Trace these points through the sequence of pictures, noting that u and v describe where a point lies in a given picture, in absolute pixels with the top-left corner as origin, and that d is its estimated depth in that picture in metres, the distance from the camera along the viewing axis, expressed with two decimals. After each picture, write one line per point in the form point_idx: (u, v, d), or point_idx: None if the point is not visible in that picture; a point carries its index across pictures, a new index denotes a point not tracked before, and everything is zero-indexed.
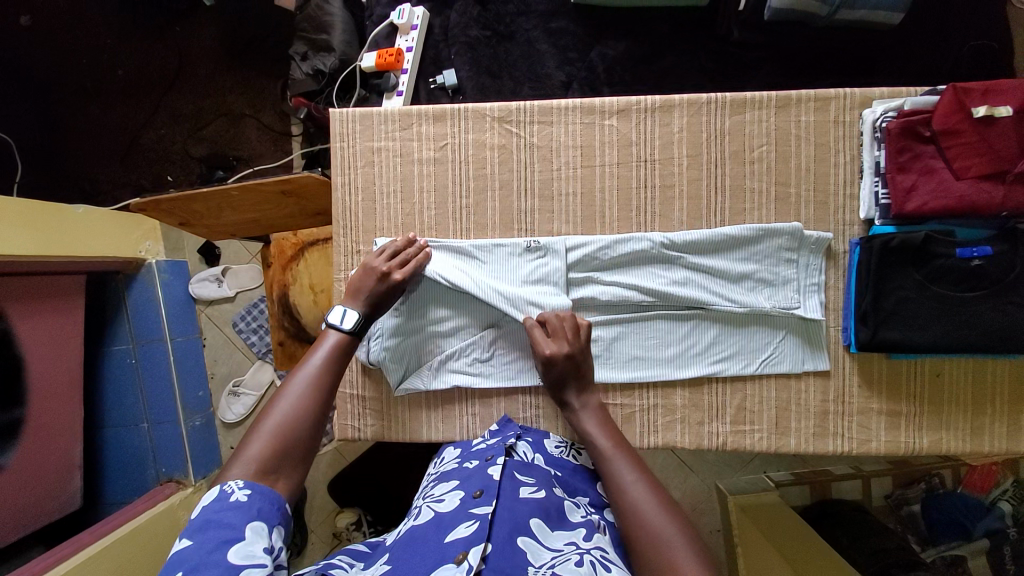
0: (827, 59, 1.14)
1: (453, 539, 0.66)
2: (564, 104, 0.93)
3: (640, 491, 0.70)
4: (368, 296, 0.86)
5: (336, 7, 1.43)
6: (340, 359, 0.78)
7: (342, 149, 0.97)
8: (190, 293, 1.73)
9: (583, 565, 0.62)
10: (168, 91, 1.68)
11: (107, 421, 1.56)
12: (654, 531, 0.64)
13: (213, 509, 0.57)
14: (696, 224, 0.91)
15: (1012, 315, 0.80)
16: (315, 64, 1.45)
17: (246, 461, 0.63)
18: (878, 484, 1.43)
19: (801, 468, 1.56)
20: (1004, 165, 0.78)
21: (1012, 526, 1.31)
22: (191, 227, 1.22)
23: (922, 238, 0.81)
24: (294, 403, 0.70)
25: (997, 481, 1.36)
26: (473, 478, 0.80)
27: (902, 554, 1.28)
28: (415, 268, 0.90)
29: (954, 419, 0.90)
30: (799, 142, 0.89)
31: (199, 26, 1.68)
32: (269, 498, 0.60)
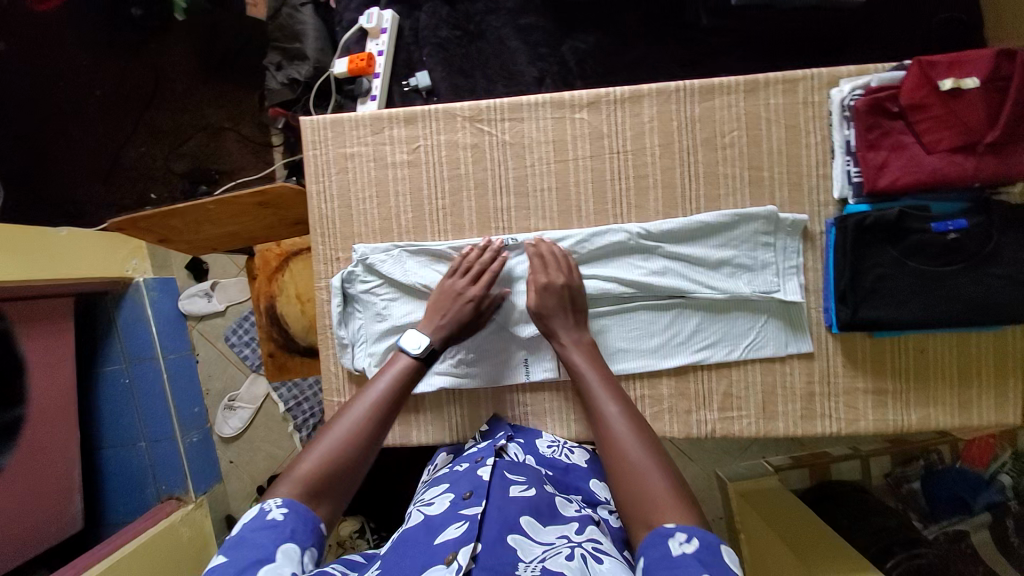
0: (796, 41, 1.14)
1: (442, 541, 0.67)
2: (534, 99, 0.92)
3: (621, 424, 0.73)
4: (448, 319, 0.88)
5: (307, 17, 1.44)
6: (401, 388, 0.82)
7: (315, 157, 0.97)
8: (181, 310, 1.73)
9: (573, 560, 0.63)
10: (147, 109, 1.68)
11: (104, 442, 1.56)
12: (632, 462, 0.68)
13: (250, 526, 0.62)
14: (672, 213, 0.91)
15: (990, 286, 0.81)
16: (290, 73, 1.45)
17: (293, 479, 0.67)
18: (877, 463, 1.46)
19: (799, 451, 1.58)
20: (974, 137, 0.79)
21: (1013, 498, 1.32)
22: (171, 244, 1.20)
23: (896, 215, 0.81)
24: (348, 427, 0.74)
25: (996, 454, 1.37)
26: (462, 481, 0.80)
27: (903, 532, 1.26)
28: (490, 280, 0.89)
29: (941, 394, 0.90)
30: (770, 125, 0.89)
31: (173, 42, 1.67)
32: (303, 517, 0.65)
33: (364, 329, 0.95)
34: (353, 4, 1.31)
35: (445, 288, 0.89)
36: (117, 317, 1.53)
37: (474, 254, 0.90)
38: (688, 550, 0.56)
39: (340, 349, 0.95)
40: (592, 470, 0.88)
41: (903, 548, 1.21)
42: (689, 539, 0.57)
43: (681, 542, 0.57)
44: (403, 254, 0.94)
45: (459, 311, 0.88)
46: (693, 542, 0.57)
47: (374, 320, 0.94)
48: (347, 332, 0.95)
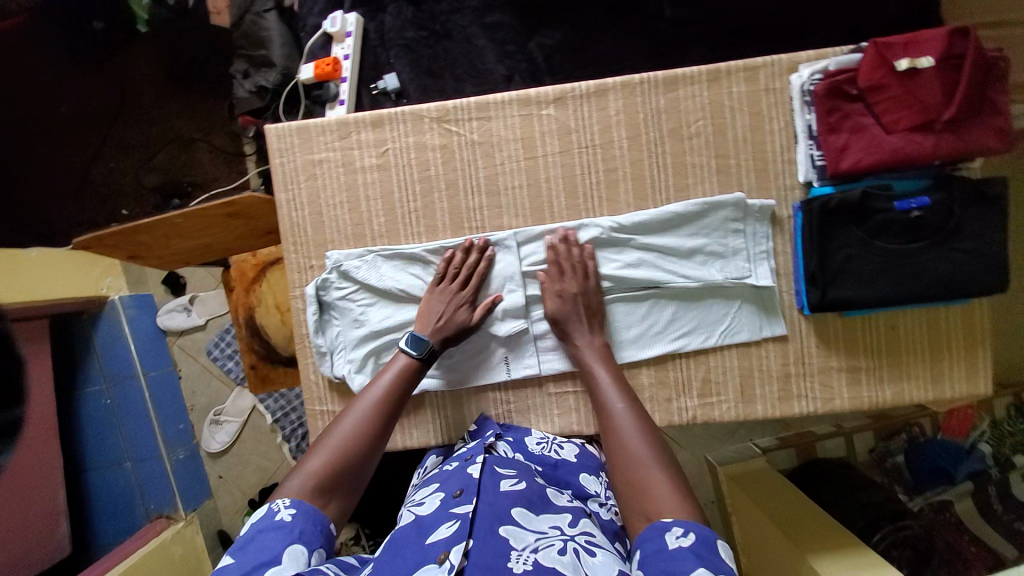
0: (759, 29, 1.15)
1: (434, 540, 0.68)
2: (500, 97, 0.92)
3: (628, 422, 0.80)
4: (441, 323, 0.89)
5: (271, 22, 1.42)
6: (404, 390, 0.85)
7: (282, 165, 0.95)
8: (159, 325, 1.68)
9: (566, 554, 0.64)
10: (114, 123, 1.64)
11: (88, 464, 1.56)
12: (636, 459, 0.75)
13: (259, 527, 0.68)
14: (643, 204, 0.91)
15: (954, 261, 0.83)
16: (258, 81, 1.43)
17: (305, 480, 0.74)
18: (861, 439, 1.48)
19: (785, 431, 1.60)
20: (932, 115, 0.80)
21: (994, 466, 1.31)
22: (142, 259, 1.17)
23: (859, 196, 0.82)
24: (353, 431, 0.80)
25: (974, 424, 1.38)
26: (452, 479, 0.81)
27: (890, 505, 1.32)
28: (479, 282, 0.91)
29: (914, 369, 0.92)
30: (734, 113, 0.90)
31: (139, 53, 1.64)
32: (311, 518, 0.70)
33: (342, 336, 0.94)
34: (315, 8, 1.30)
35: (439, 292, 0.90)
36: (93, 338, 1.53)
37: (460, 257, 0.91)
38: (685, 543, 0.62)
39: (319, 357, 0.94)
40: (582, 465, 0.89)
41: (889, 522, 1.27)
42: (685, 533, 0.63)
43: (679, 536, 0.63)
44: (377, 258, 0.93)
45: (455, 316, 0.89)
46: (690, 536, 0.63)
47: (352, 326, 0.94)
48: (326, 340, 0.95)
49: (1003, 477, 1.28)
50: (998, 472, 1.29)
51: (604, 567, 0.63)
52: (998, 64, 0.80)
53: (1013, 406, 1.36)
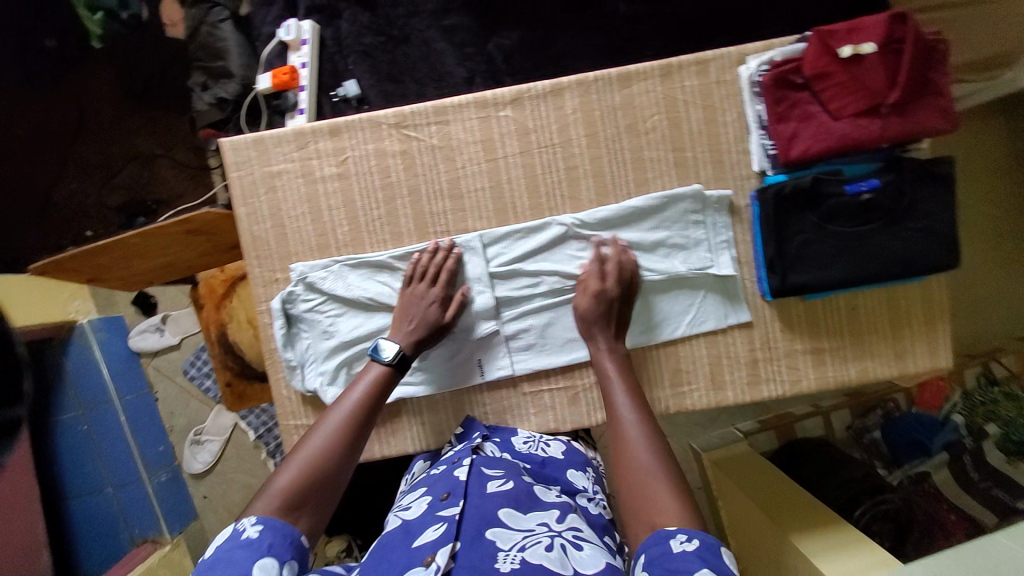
0: (711, 22, 1.17)
1: (420, 544, 0.70)
2: (458, 100, 0.92)
3: (635, 427, 0.79)
4: (413, 324, 0.88)
5: (228, 32, 1.39)
6: (377, 399, 0.84)
7: (240, 178, 0.94)
8: (131, 348, 1.63)
9: (553, 550, 0.67)
10: (74, 143, 1.60)
11: (68, 493, 1.48)
12: (641, 465, 0.74)
13: (224, 548, 0.65)
14: (605, 200, 0.92)
15: (907, 240, 0.85)
16: (217, 92, 1.41)
17: (274, 495, 0.72)
18: (838, 418, 1.55)
19: (765, 414, 1.63)
20: (877, 99, 0.82)
21: (968, 436, 1.33)
22: (104, 282, 1.14)
23: (810, 182, 0.84)
24: (325, 443, 0.78)
25: (946, 398, 1.44)
26: (439, 483, 0.82)
27: (868, 481, 1.33)
28: (449, 280, 0.90)
29: (878, 347, 0.95)
30: (688, 107, 0.92)
31: (95, 71, 1.60)
32: (280, 532, 0.68)
33: (312, 349, 0.93)
34: (269, 16, 1.29)
35: (409, 294, 0.89)
36: (63, 364, 1.50)
37: (427, 258, 0.91)
38: (689, 548, 0.63)
39: (290, 371, 0.94)
40: (569, 461, 0.94)
41: (868, 497, 1.29)
42: (689, 539, 0.64)
43: (682, 541, 0.64)
44: (343, 268, 0.92)
45: (426, 316, 0.88)
46: (694, 541, 0.64)
47: (322, 338, 0.93)
48: (295, 353, 0.94)
49: (977, 446, 1.30)
50: (971, 442, 1.31)
51: (591, 560, 0.67)
52: (937, 46, 0.83)
53: (982, 375, 1.44)
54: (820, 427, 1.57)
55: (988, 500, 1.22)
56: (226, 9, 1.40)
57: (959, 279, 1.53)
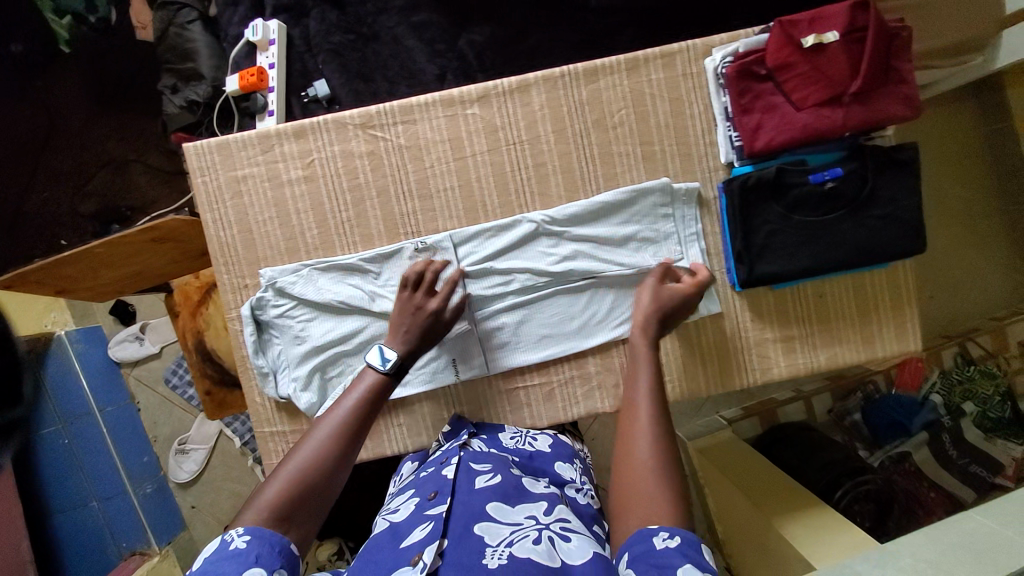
0: (682, 13, 1.17)
1: (408, 544, 0.66)
2: (424, 99, 0.91)
3: (646, 413, 0.68)
4: (408, 333, 0.81)
5: (198, 33, 1.36)
6: (377, 397, 0.74)
7: (205, 184, 0.93)
8: (110, 357, 1.61)
9: (541, 543, 0.62)
10: (42, 151, 1.55)
11: (52, 507, 1.48)
12: (640, 458, 0.65)
13: (210, 560, 0.56)
14: (574, 196, 0.92)
15: (870, 228, 0.87)
16: (188, 96, 1.36)
17: (263, 504, 0.62)
18: (819, 402, 1.55)
19: (749, 401, 1.64)
20: (838, 89, 0.83)
21: (945, 414, 1.38)
22: (71, 293, 1.11)
23: (774, 173, 0.86)
24: (317, 444, 0.67)
25: (924, 377, 1.46)
26: (428, 483, 0.80)
27: (850, 462, 1.37)
28: (449, 290, 0.85)
29: (846, 334, 0.97)
30: (655, 100, 0.91)
31: (61, 76, 1.54)
32: (270, 541, 0.59)
33: (285, 355, 0.93)
34: (235, 17, 1.25)
35: (398, 305, 0.83)
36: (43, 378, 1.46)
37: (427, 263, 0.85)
38: (671, 544, 0.57)
39: (263, 378, 0.93)
40: (556, 454, 0.90)
41: (849, 479, 1.32)
42: (672, 536, 0.57)
43: (665, 538, 0.57)
44: (313, 272, 0.92)
45: (421, 321, 0.81)
46: (676, 538, 0.57)
47: (294, 343, 0.92)
48: (268, 360, 0.94)
49: (954, 423, 1.35)
50: (949, 420, 1.36)
51: (582, 550, 0.62)
52: (898, 34, 0.84)
53: (959, 356, 1.46)
54: (802, 411, 1.56)
55: (964, 474, 1.28)
56: (194, 9, 1.36)
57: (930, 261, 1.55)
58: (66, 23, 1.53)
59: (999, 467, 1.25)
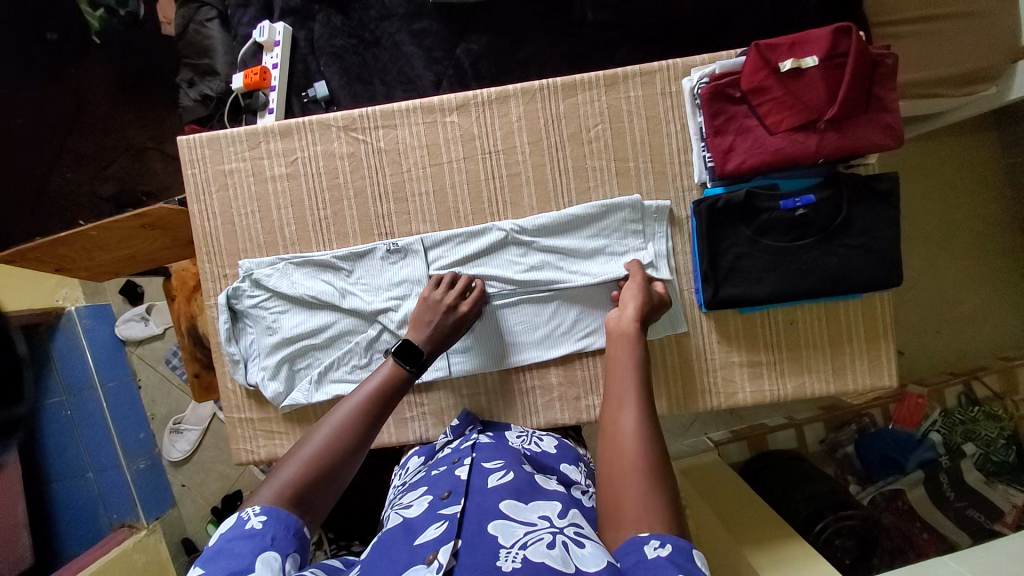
0: (686, 29, 1.13)
1: (422, 542, 0.61)
2: (404, 105, 0.94)
3: (631, 415, 0.67)
4: (433, 329, 0.85)
5: (214, 29, 1.29)
6: (392, 390, 0.76)
7: (194, 175, 0.97)
8: (118, 336, 1.67)
9: (555, 547, 0.55)
10: (68, 133, 1.56)
11: (51, 475, 1.50)
12: (627, 457, 0.62)
13: (225, 537, 0.54)
14: (546, 208, 0.94)
15: (842, 257, 0.86)
16: (202, 89, 1.30)
17: (281, 484, 0.60)
18: (812, 430, 1.46)
19: (738, 423, 1.55)
20: (814, 115, 0.82)
21: (945, 454, 1.31)
22: (67, 271, 1.17)
23: (744, 196, 0.85)
24: (333, 428, 0.68)
25: (925, 415, 1.39)
26: (440, 482, 0.76)
27: (835, 497, 1.26)
28: (477, 299, 0.89)
29: (817, 364, 0.95)
30: (632, 117, 0.93)
31: (94, 63, 1.57)
32: (286, 523, 0.57)
33: (257, 345, 0.97)
34: (245, 17, 1.24)
35: (425, 299, 0.87)
36: (49, 351, 1.51)
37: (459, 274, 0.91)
38: (662, 553, 0.54)
39: (233, 365, 0.97)
40: (562, 455, 0.86)
41: (832, 511, 1.22)
42: (662, 544, 0.55)
43: (655, 547, 0.54)
44: (289, 266, 0.95)
45: (445, 319, 0.86)
46: (667, 546, 0.54)
47: (266, 333, 0.96)
48: (240, 348, 0.97)
49: (953, 463, 1.28)
50: (948, 460, 1.29)
51: (595, 559, 0.54)
52: (884, 61, 0.81)
53: (964, 395, 1.39)
54: (794, 441, 1.46)
55: (959, 516, 1.23)
56: (214, 7, 1.29)
57: (942, 296, 1.51)
58: (100, 15, 1.45)
59: (999, 514, 1.20)
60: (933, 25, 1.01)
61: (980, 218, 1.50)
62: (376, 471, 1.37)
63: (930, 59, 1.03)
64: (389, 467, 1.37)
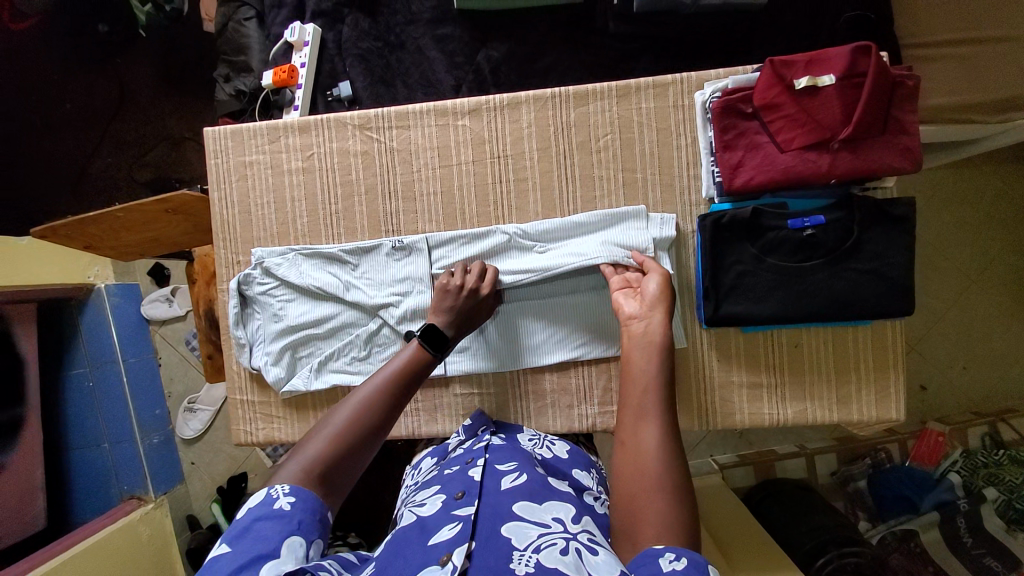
0: (708, 46, 1.13)
1: (435, 542, 0.61)
2: (419, 108, 0.97)
3: (653, 428, 0.65)
4: (456, 311, 0.85)
5: (252, 29, 1.31)
6: (413, 374, 0.76)
7: (216, 165, 1.02)
8: (142, 315, 1.71)
9: (568, 554, 0.55)
10: (111, 122, 1.64)
11: (72, 443, 1.59)
12: (648, 471, 0.61)
13: (255, 514, 0.55)
14: (551, 214, 0.96)
15: (850, 281, 0.83)
16: (237, 85, 1.31)
17: (304, 464, 0.61)
18: (823, 461, 1.41)
19: (746, 448, 1.50)
20: (828, 133, 0.80)
21: (964, 497, 1.21)
22: (97, 249, 1.24)
23: (750, 213, 0.84)
24: (356, 410, 0.68)
25: (945, 453, 1.32)
26: (453, 481, 0.76)
27: (841, 531, 1.19)
28: (494, 280, 0.90)
29: (819, 390, 0.93)
30: (642, 128, 0.93)
31: (140, 58, 1.64)
32: (311, 507, 0.58)
33: (263, 330, 1.00)
34: (278, 17, 1.26)
35: (444, 285, 0.87)
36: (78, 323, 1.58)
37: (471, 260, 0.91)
38: (677, 567, 0.52)
39: (239, 348, 1.00)
40: (574, 461, 0.86)
41: (836, 547, 1.15)
42: (678, 557, 0.53)
43: (670, 561, 0.53)
44: (298, 257, 0.98)
45: (465, 304, 0.86)
46: (683, 559, 0.53)
47: (272, 320, 0.99)
48: (246, 332, 1.01)
49: (972, 508, 1.18)
50: (966, 503, 1.19)
51: (608, 567, 0.54)
52: (904, 82, 0.79)
53: (988, 436, 1.32)
54: (803, 470, 1.43)
55: (975, 564, 1.10)
56: (253, 7, 1.31)
57: (973, 333, 1.44)
58: (148, 10, 1.53)
59: (1017, 563, 1.08)
60: (973, 48, 0.97)
61: (1021, 251, 1.43)
62: (375, 465, 1.38)
63: (972, 83, 0.98)
64: (388, 463, 1.37)
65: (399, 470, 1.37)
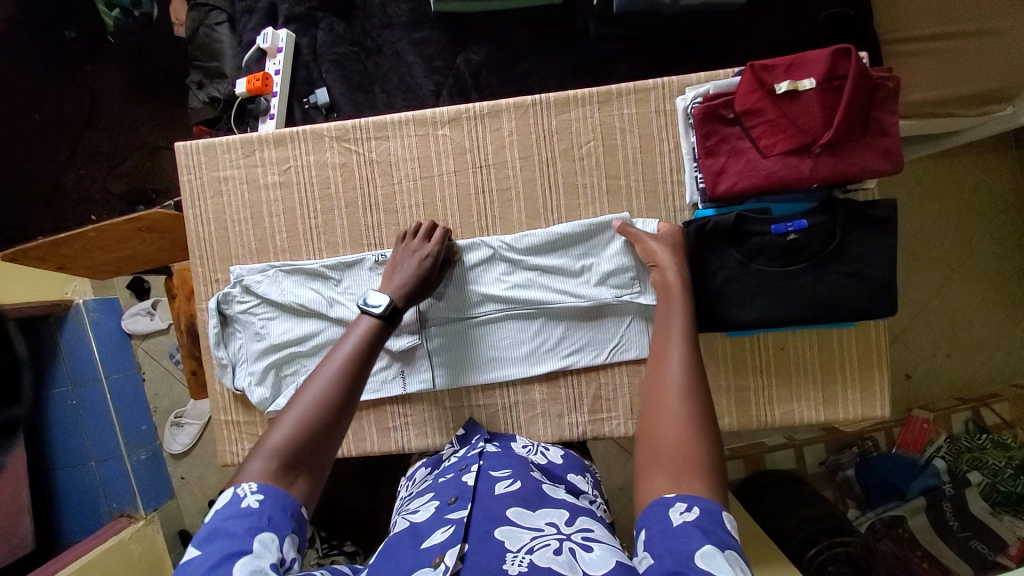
0: (689, 44, 1.11)
1: (429, 545, 0.61)
2: (397, 118, 0.95)
3: (675, 360, 0.66)
4: (395, 267, 0.84)
5: (224, 33, 1.26)
6: (372, 345, 0.72)
7: (189, 181, 0.99)
8: (124, 329, 1.68)
9: (562, 553, 0.55)
10: (84, 131, 1.58)
11: (56, 463, 1.51)
12: (668, 400, 0.62)
13: (221, 515, 0.54)
14: (535, 224, 0.95)
15: (835, 284, 0.84)
16: (211, 92, 1.27)
17: (267, 456, 0.58)
18: (812, 452, 1.43)
19: (737, 442, 1.50)
20: (809, 138, 0.79)
21: (948, 482, 1.25)
22: (71, 269, 1.21)
23: (734, 219, 0.84)
24: (319, 392, 0.64)
25: (930, 440, 1.33)
26: (447, 488, 0.75)
27: (832, 520, 1.20)
28: (442, 237, 0.89)
29: (805, 390, 0.93)
30: (623, 134, 0.93)
31: (109, 63, 1.58)
32: (282, 503, 0.56)
33: (245, 350, 0.98)
34: (250, 24, 1.22)
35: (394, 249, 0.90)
36: (58, 343, 1.51)
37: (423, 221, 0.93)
38: (688, 518, 0.52)
39: (221, 369, 0.98)
40: (568, 466, 0.85)
41: (826, 537, 1.15)
42: (689, 507, 0.53)
43: (681, 511, 0.53)
44: (278, 273, 0.96)
45: (410, 258, 0.85)
46: (694, 509, 0.53)
47: (254, 339, 0.97)
48: (229, 352, 0.99)
49: (957, 492, 1.22)
50: (952, 488, 1.22)
51: (603, 561, 0.54)
52: (884, 84, 0.79)
53: (971, 421, 1.34)
54: (792, 460, 1.43)
55: (965, 551, 1.17)
56: (224, 12, 1.27)
57: (956, 321, 1.46)
58: (116, 15, 1.43)
59: (1003, 546, 1.14)
60: (955, 42, 0.95)
61: (1000, 240, 1.46)
62: (367, 475, 1.36)
63: (953, 77, 0.97)
64: (380, 472, 1.36)
65: (393, 480, 1.36)
